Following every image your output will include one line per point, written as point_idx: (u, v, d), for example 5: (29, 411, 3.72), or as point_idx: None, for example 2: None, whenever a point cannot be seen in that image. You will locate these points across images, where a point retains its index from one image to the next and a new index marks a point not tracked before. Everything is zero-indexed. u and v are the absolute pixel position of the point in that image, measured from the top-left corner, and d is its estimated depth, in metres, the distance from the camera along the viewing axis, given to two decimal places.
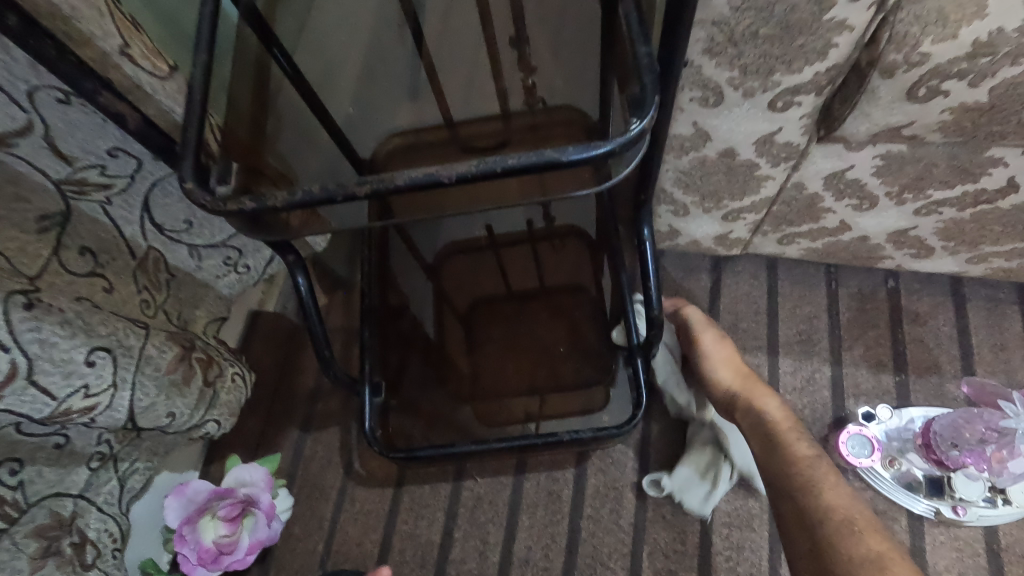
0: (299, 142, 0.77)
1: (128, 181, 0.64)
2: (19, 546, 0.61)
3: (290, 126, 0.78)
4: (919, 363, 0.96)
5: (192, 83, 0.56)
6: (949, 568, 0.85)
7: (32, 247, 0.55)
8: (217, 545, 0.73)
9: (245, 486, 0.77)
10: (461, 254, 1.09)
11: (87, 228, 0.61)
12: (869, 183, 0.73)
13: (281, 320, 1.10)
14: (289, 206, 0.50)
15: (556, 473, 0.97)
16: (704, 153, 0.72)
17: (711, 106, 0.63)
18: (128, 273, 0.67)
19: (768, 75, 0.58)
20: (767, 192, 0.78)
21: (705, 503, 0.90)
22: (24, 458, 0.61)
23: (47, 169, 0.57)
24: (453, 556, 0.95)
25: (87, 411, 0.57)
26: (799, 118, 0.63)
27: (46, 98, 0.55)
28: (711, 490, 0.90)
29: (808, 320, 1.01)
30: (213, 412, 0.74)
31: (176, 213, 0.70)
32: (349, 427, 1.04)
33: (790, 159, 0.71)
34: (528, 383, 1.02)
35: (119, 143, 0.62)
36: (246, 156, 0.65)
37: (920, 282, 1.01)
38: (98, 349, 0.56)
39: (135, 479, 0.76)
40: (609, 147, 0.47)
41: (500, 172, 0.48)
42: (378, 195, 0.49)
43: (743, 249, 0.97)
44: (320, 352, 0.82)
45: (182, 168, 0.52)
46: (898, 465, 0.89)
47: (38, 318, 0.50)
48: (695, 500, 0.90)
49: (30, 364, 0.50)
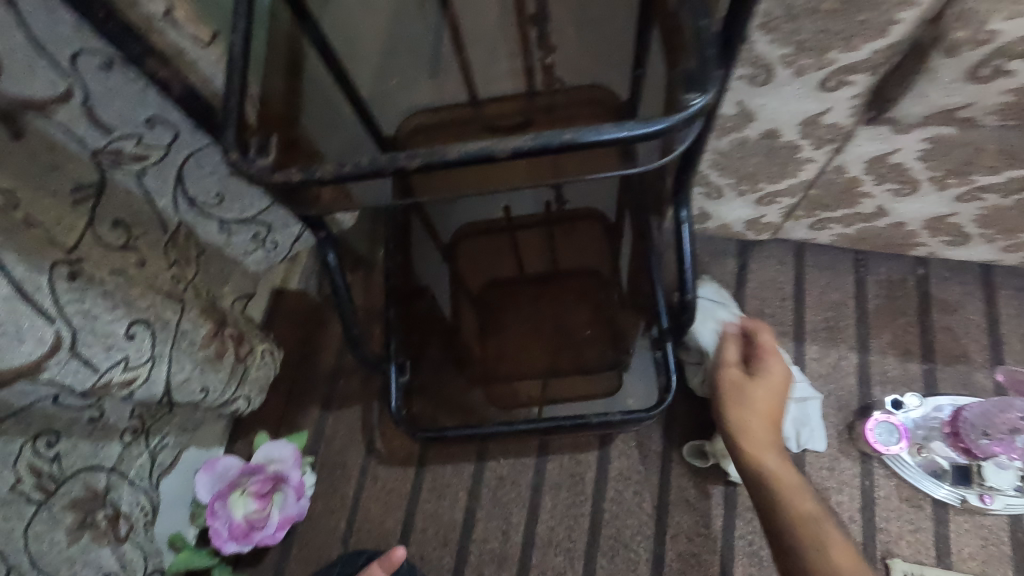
0: (329, 116, 0.75)
1: (164, 153, 0.63)
2: (56, 519, 0.61)
3: (320, 100, 0.76)
4: (947, 352, 0.95)
5: (233, 50, 0.54)
6: (973, 555, 0.85)
7: (69, 218, 0.54)
8: (247, 520, 0.73)
9: (274, 463, 0.76)
10: (482, 234, 1.07)
11: (120, 201, 0.60)
12: (913, 167, 0.72)
13: (302, 298, 1.09)
14: (336, 179, 0.48)
15: (579, 455, 0.97)
16: (746, 134, 0.70)
17: (759, 84, 0.62)
18: (161, 248, 0.66)
19: (824, 52, 0.56)
20: (805, 175, 0.77)
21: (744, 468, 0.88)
22: (60, 431, 0.61)
23: (85, 138, 0.55)
24: (476, 535, 0.95)
25: (127, 384, 0.56)
26: (850, 98, 0.62)
27: (89, 63, 0.53)
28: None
29: (836, 307, 1.00)
30: (244, 389, 0.74)
31: (208, 186, 0.69)
32: (371, 406, 1.04)
33: (834, 142, 0.69)
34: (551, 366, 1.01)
35: (158, 112, 0.61)
36: (281, 128, 0.63)
37: (950, 271, 1.00)
38: (137, 323, 0.55)
39: (164, 455, 0.77)
40: (668, 124, 0.46)
41: (555, 147, 0.46)
42: (428, 170, 0.48)
43: (772, 234, 0.96)
44: (349, 330, 0.82)
45: (224, 139, 0.50)
46: (924, 452, 0.89)
47: (81, 290, 0.50)
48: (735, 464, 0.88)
49: (74, 336, 0.50)
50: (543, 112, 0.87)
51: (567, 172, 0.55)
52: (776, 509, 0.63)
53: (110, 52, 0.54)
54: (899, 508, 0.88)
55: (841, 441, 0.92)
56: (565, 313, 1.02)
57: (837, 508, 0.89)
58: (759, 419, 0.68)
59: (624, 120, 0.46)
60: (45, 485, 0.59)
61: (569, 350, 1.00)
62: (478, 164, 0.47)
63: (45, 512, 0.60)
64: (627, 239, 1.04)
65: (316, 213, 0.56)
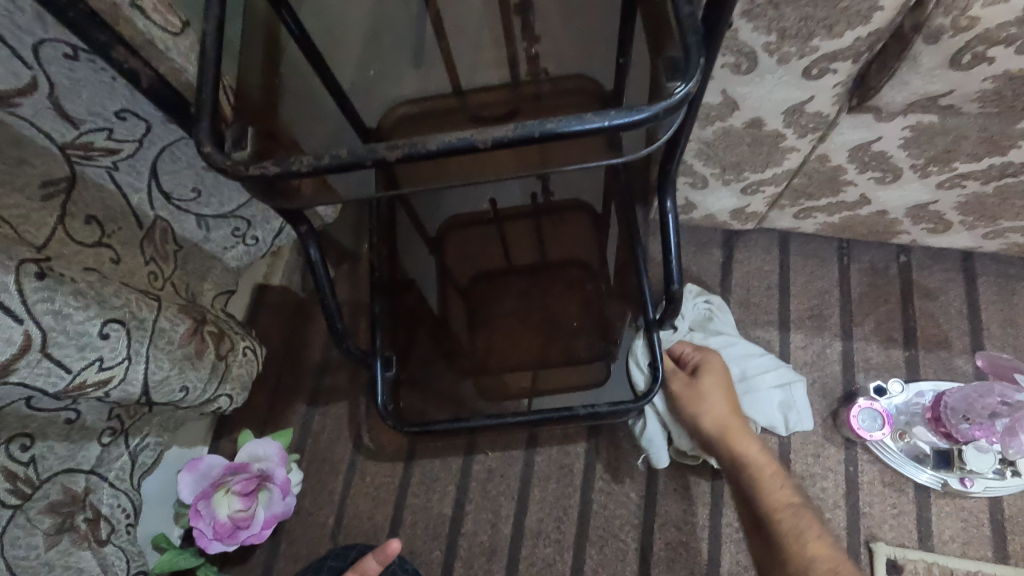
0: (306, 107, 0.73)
1: (136, 147, 0.62)
2: (33, 522, 0.60)
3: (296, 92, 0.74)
4: (929, 338, 0.96)
5: (205, 41, 0.53)
6: (954, 537, 0.87)
7: (36, 215, 0.53)
8: (232, 519, 0.72)
9: (259, 461, 0.76)
10: (466, 226, 1.06)
11: (91, 195, 0.58)
12: (896, 155, 0.72)
13: (287, 294, 1.08)
14: (315, 171, 0.47)
15: (568, 446, 0.97)
16: (731, 123, 0.70)
17: (743, 72, 0.61)
18: (135, 244, 0.64)
19: (807, 40, 0.56)
20: (790, 164, 0.77)
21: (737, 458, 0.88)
22: (35, 433, 0.60)
23: (52, 132, 0.53)
24: (465, 528, 0.95)
25: (102, 384, 0.55)
26: (833, 86, 0.62)
27: (52, 53, 0.51)
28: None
29: (820, 295, 1.00)
30: (226, 386, 0.73)
31: (184, 180, 0.68)
32: (358, 401, 1.03)
33: (818, 130, 0.69)
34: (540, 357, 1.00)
35: (128, 104, 0.59)
36: (258, 120, 0.62)
37: (932, 258, 1.01)
38: (111, 322, 0.54)
39: (146, 455, 0.75)
40: (652, 112, 0.45)
41: (538, 137, 0.45)
42: (408, 161, 0.47)
43: (757, 224, 0.96)
44: (333, 325, 0.81)
45: (197, 130, 0.49)
46: (907, 438, 0.90)
47: (51, 288, 0.48)
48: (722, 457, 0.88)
49: (45, 336, 0.48)
50: (527, 101, 0.84)
51: (549, 160, 0.55)
52: (747, 484, 0.74)
53: (75, 42, 0.52)
54: (882, 492, 0.89)
55: (826, 428, 0.93)
56: (551, 304, 1.02)
57: (822, 494, 0.90)
58: (727, 419, 0.79)
59: (608, 108, 0.46)
60: (20, 488, 0.58)
61: (556, 342, 1.00)
62: (460, 155, 0.46)
63: (21, 517, 0.59)
64: (613, 229, 1.03)
65: (295, 207, 0.55)
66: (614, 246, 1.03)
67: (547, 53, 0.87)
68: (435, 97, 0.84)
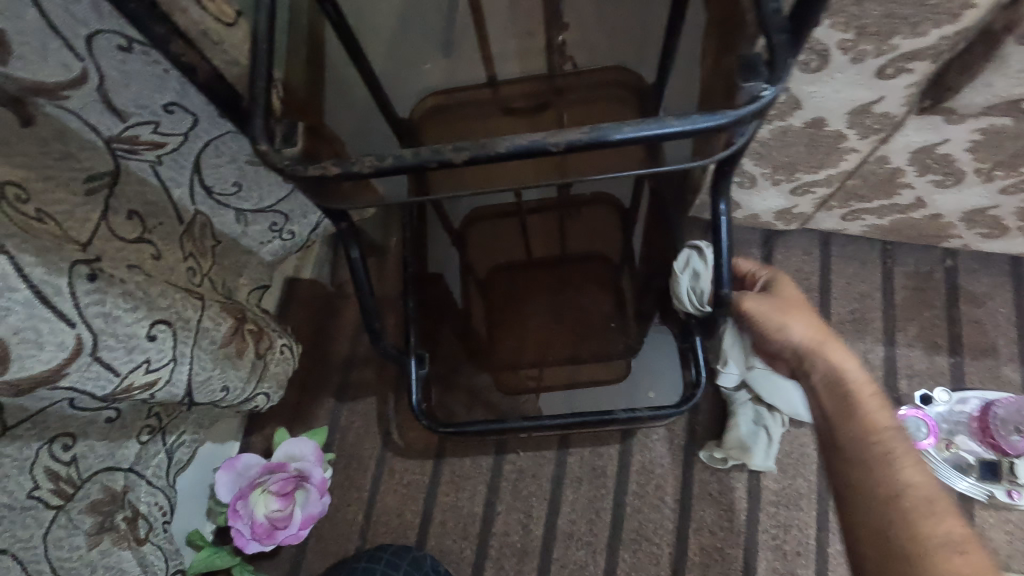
0: (343, 100, 0.71)
1: (181, 140, 0.59)
2: (75, 522, 0.59)
3: (335, 84, 0.72)
4: (975, 345, 0.94)
5: (258, 33, 0.51)
6: (998, 551, 0.85)
7: (80, 211, 0.51)
8: (269, 519, 0.71)
9: (296, 461, 0.75)
10: (493, 219, 1.04)
11: (134, 189, 0.57)
12: (960, 158, 0.69)
13: (316, 288, 1.06)
14: (377, 172, 0.45)
15: (600, 448, 0.95)
16: (790, 122, 0.67)
17: (812, 70, 0.58)
18: (175, 239, 0.63)
19: (886, 38, 0.53)
20: (846, 165, 0.74)
21: (769, 450, 0.89)
22: (77, 433, 0.59)
23: (99, 125, 0.52)
24: (496, 529, 0.94)
25: (148, 387, 0.54)
26: (905, 87, 0.59)
27: (105, 45, 0.49)
28: (770, 440, 0.89)
29: (862, 298, 0.98)
30: (263, 384, 0.72)
31: (226, 175, 0.66)
32: (387, 397, 1.02)
33: (882, 131, 0.66)
34: (571, 352, 0.98)
35: (177, 98, 0.57)
36: (305, 113, 0.60)
37: (979, 263, 0.98)
38: (159, 323, 0.52)
39: (181, 452, 0.74)
40: (738, 115, 0.42)
41: (614, 141, 0.43)
42: (475, 163, 0.44)
43: (801, 224, 0.93)
44: (371, 323, 0.79)
45: (252, 127, 0.47)
46: (953, 448, 0.88)
47: (101, 291, 0.47)
48: (756, 457, 0.89)
49: (96, 340, 0.47)
50: (561, 93, 0.83)
51: (572, 170, 0.54)
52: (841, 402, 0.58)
53: (128, 33, 0.50)
54: None
55: None
56: (585, 301, 1.00)
57: None
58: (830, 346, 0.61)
59: (685, 113, 0.43)
60: (63, 489, 0.57)
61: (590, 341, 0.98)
62: (527, 157, 0.44)
63: (64, 517, 0.58)
64: (641, 223, 1.02)
65: (336, 207, 0.52)
66: (639, 243, 1.01)
67: (591, 45, 0.84)
68: (470, 87, 0.84)
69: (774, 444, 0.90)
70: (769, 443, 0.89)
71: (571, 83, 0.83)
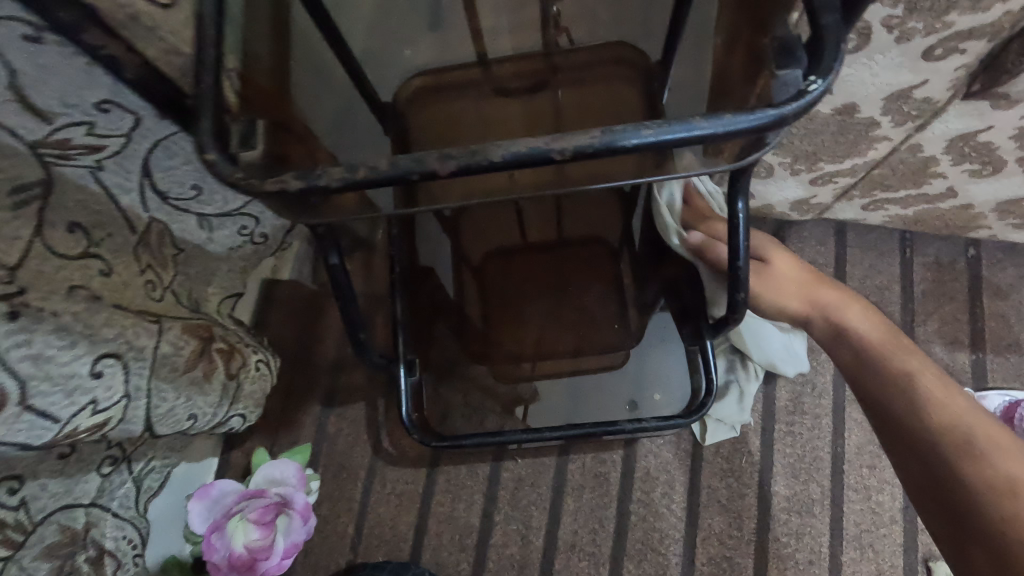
0: (314, 85, 0.63)
1: (124, 141, 0.52)
2: (29, 570, 0.53)
3: (307, 66, 0.64)
4: (999, 341, 0.89)
5: (203, 15, 0.43)
6: None
7: (8, 229, 0.43)
8: (249, 550, 0.65)
9: (277, 485, 0.70)
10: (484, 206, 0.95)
11: (76, 198, 0.49)
12: (1003, 146, 0.63)
13: (297, 289, 0.99)
14: (347, 185, 0.37)
15: (604, 454, 0.90)
16: (817, 109, 0.60)
17: (849, 52, 0.51)
18: (129, 251, 0.55)
19: (941, 14, 0.46)
20: (875, 154, 0.67)
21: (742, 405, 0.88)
22: (25, 474, 0.52)
23: (18, 128, 0.44)
24: (494, 540, 0.89)
25: (97, 428, 0.47)
26: (954, 69, 0.52)
27: (8, 34, 0.41)
28: (743, 394, 0.88)
29: (880, 291, 0.92)
30: (237, 405, 0.65)
31: (183, 177, 0.59)
32: (376, 403, 0.96)
33: (920, 118, 0.59)
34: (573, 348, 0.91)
35: (111, 95, 0.50)
36: (268, 104, 0.52)
37: (1005, 253, 0.92)
38: (104, 358, 0.46)
39: (151, 479, 0.68)
40: (780, 112, 0.35)
41: (631, 147, 0.36)
42: (465, 175, 0.37)
43: (818, 214, 0.86)
44: (355, 333, 0.73)
45: (198, 132, 0.39)
46: None
47: (28, 329, 0.40)
48: (728, 415, 0.88)
49: (23, 386, 0.40)
50: (557, 71, 0.75)
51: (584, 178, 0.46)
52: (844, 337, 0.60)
53: (39, 20, 0.42)
54: None
55: None
56: (585, 293, 0.93)
57: (878, 509, 0.85)
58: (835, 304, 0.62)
59: (716, 111, 0.36)
60: (11, 537, 0.51)
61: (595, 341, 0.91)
62: (527, 166, 0.37)
63: (13, 567, 0.52)
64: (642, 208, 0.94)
65: (308, 220, 0.45)
66: (640, 231, 0.95)
67: (591, 19, 0.76)
68: (458, 67, 0.76)
69: (749, 396, 0.88)
70: (741, 396, 0.88)
71: (570, 60, 0.75)
